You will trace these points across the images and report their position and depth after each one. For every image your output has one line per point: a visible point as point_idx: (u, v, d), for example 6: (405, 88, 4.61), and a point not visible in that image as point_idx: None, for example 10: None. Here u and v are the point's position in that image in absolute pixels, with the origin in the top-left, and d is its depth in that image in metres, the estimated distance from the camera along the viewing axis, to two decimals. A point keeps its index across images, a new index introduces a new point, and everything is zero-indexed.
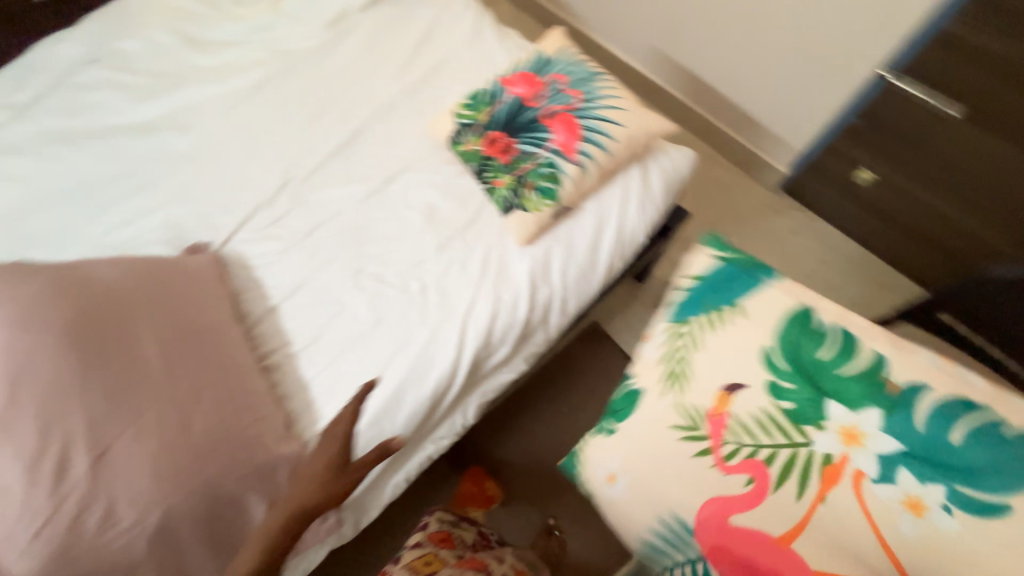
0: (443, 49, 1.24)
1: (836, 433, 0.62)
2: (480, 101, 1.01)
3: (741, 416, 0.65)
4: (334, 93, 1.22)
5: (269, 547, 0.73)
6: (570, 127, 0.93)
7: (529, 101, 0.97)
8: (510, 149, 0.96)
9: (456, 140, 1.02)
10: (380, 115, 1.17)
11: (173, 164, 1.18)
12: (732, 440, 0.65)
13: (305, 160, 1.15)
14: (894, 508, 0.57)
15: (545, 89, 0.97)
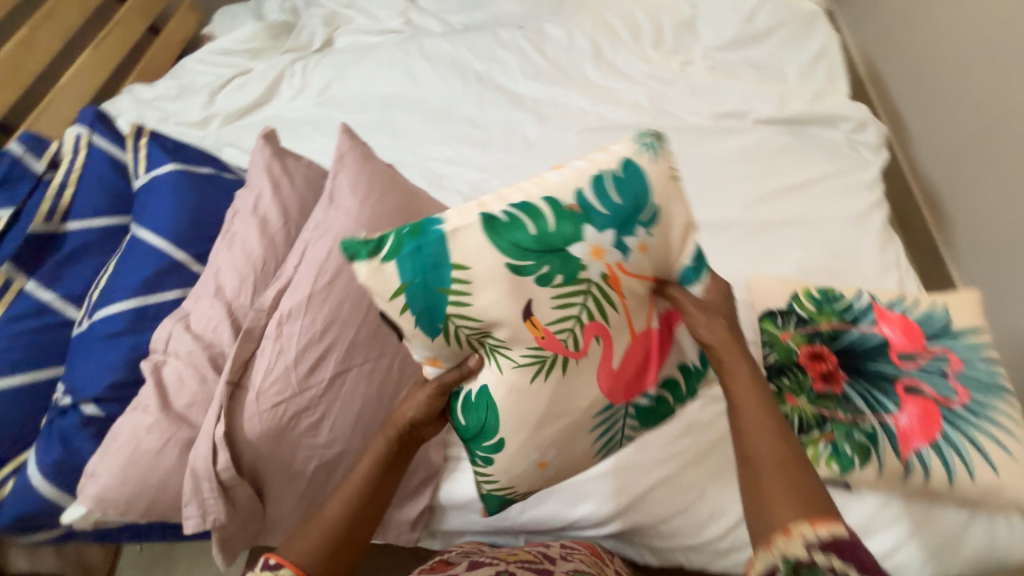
0: (815, 210, 1.08)
1: (586, 248, 0.61)
2: (834, 309, 0.85)
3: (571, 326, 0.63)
4: (680, 176, 1.17)
5: (356, 496, 0.62)
6: (929, 423, 0.74)
7: (898, 354, 0.79)
8: (833, 382, 0.79)
9: (774, 322, 0.86)
10: (708, 226, 1.09)
11: (517, 146, 1.27)
12: (557, 329, 0.62)
13: None
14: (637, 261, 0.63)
15: (927, 360, 0.78)
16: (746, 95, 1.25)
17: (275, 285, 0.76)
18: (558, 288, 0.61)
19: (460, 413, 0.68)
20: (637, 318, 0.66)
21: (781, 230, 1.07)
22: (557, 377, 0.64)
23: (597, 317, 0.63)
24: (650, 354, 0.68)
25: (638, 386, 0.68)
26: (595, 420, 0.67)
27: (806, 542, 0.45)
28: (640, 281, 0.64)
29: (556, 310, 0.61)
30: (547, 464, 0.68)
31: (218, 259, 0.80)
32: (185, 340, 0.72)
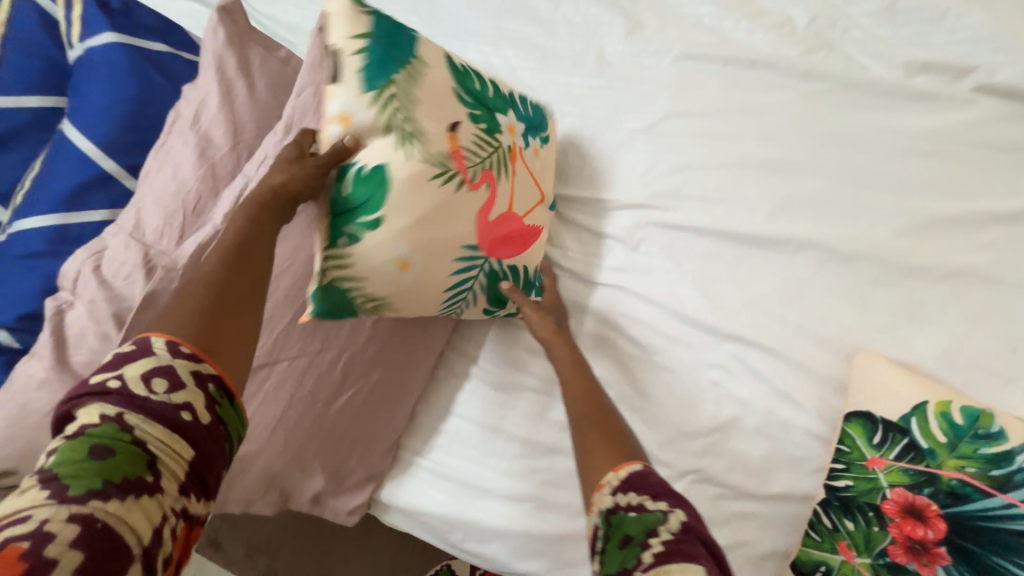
0: (1017, 265, 0.68)
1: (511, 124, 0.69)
2: (979, 453, 0.54)
3: (482, 158, 0.64)
4: (812, 159, 0.77)
5: (231, 255, 0.50)
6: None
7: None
8: (919, 560, 0.54)
9: (866, 436, 0.59)
10: (827, 248, 0.73)
11: (586, 64, 0.90)
12: (467, 150, 0.63)
13: (690, 204, 0.79)
14: (530, 159, 0.71)
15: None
16: (979, 41, 0.75)
17: (197, 235, 0.59)
18: (480, 133, 0.65)
19: (349, 180, 0.58)
20: (521, 201, 0.70)
21: (941, 284, 0.69)
22: (449, 190, 0.62)
23: (496, 170, 0.66)
24: (522, 232, 0.71)
25: (500, 251, 0.69)
26: (461, 253, 0.65)
27: (613, 492, 0.50)
28: (529, 181, 0.71)
29: (475, 143, 0.64)
30: (411, 265, 0.62)
31: (147, 184, 0.64)
32: (91, 286, 0.59)
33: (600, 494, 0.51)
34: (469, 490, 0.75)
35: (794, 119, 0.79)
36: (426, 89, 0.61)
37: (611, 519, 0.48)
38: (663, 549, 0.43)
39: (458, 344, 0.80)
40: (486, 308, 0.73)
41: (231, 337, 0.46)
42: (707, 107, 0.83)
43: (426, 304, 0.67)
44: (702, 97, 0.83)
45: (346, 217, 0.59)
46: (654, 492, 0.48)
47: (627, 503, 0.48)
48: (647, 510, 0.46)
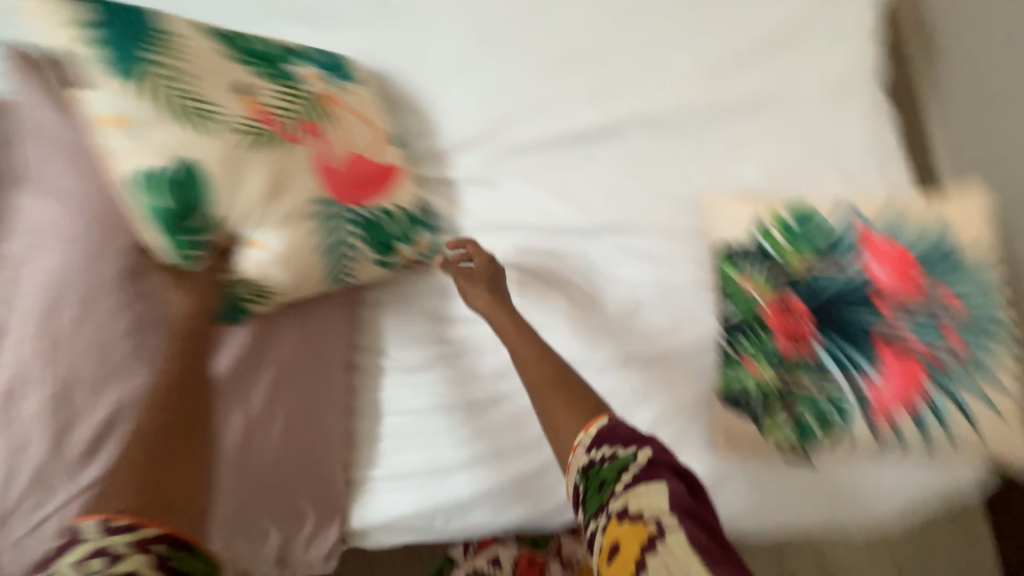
0: (790, 81, 0.79)
1: (304, 74, 0.68)
2: (808, 243, 0.69)
3: (290, 112, 0.65)
4: (612, 43, 0.80)
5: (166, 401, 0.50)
6: (905, 380, 0.64)
7: (884, 299, 0.66)
8: (802, 343, 0.67)
9: (734, 267, 0.70)
10: (651, 121, 0.78)
11: (372, 13, 0.83)
12: (271, 112, 0.63)
13: (526, 122, 0.80)
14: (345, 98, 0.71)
15: (919, 301, 0.66)
16: None
17: None
18: (279, 90, 0.65)
19: (154, 189, 0.55)
20: (356, 141, 0.69)
21: (747, 117, 0.79)
22: (272, 152, 0.62)
23: (317, 120, 0.66)
24: (378, 172, 0.70)
25: (364, 196, 0.69)
26: (315, 212, 0.64)
27: (588, 450, 0.50)
28: (356, 120, 0.71)
29: (277, 101, 0.64)
30: (265, 241, 0.62)
31: None
32: None
33: (576, 450, 0.51)
34: (431, 474, 0.73)
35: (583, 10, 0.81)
36: (192, 59, 0.60)
37: (588, 472, 0.49)
38: (633, 480, 0.46)
39: (361, 346, 0.76)
40: (377, 260, 0.71)
41: (178, 474, 0.46)
42: (504, 23, 0.81)
43: (313, 276, 0.66)
44: (495, 15, 0.82)
45: (181, 221, 0.57)
46: (622, 438, 0.49)
47: (602, 457, 0.49)
48: (618, 457, 0.48)
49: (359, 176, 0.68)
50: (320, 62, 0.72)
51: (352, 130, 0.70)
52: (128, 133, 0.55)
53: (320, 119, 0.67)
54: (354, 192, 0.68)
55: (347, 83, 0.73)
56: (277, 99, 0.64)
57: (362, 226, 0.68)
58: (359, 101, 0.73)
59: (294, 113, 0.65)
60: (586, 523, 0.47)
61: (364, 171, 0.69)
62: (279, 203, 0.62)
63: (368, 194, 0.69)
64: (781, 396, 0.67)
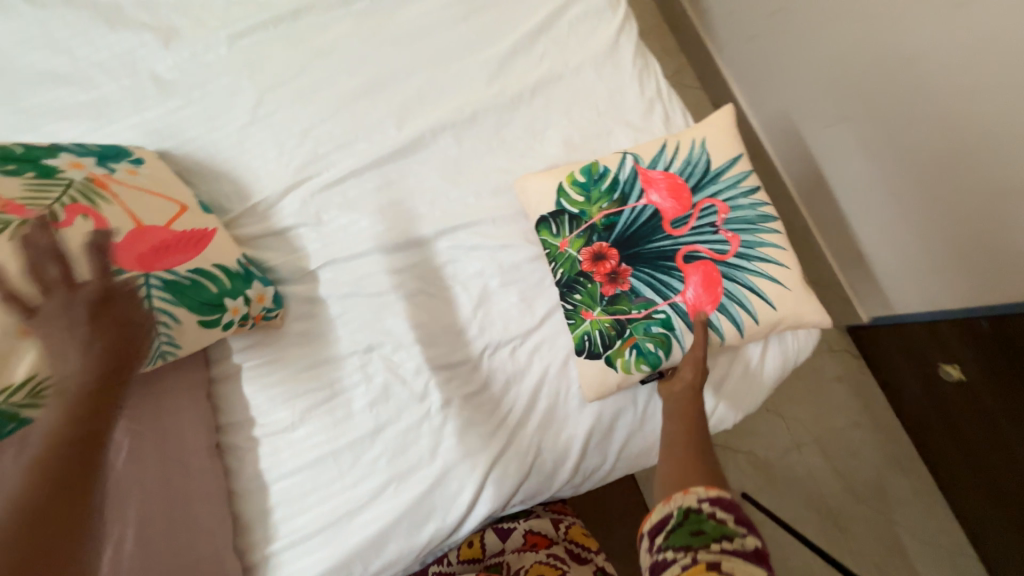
0: (563, 59, 0.88)
1: (73, 165, 0.65)
2: (601, 192, 0.76)
3: (51, 200, 0.60)
4: (396, 63, 0.85)
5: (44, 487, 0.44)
6: (709, 286, 0.72)
7: (671, 223, 0.74)
8: (619, 281, 0.73)
9: (551, 232, 0.76)
10: (452, 124, 0.83)
11: (150, 94, 0.81)
12: (26, 202, 0.59)
13: (336, 157, 0.82)
14: (133, 177, 0.68)
15: (698, 215, 0.74)
16: None
17: None
18: (32, 180, 0.61)
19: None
20: (145, 212, 0.66)
21: (537, 99, 0.86)
22: (27, 238, 0.57)
23: (86, 200, 0.62)
24: (177, 237, 0.66)
25: (165, 260, 0.64)
26: None
27: (700, 499, 0.51)
28: (145, 193, 0.67)
29: (34, 191, 0.60)
30: None
31: None
32: None
33: (689, 494, 0.52)
34: (334, 526, 0.70)
35: (360, 41, 0.85)
36: None
37: (688, 514, 0.50)
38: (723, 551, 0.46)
39: (226, 424, 0.73)
40: (200, 321, 0.66)
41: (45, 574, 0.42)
42: (288, 70, 0.83)
43: None
44: (278, 64, 0.83)
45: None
46: (737, 515, 0.49)
47: (711, 514, 0.50)
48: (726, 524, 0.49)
49: (150, 244, 0.64)
50: (95, 152, 0.69)
51: (139, 204, 0.66)
52: None
53: (92, 199, 0.63)
54: (148, 259, 0.63)
55: (131, 164, 0.70)
56: (34, 189, 0.60)
57: (172, 294, 0.64)
58: (150, 178, 0.70)
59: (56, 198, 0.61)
60: (665, 546, 0.49)
61: (154, 238, 0.64)
62: None
63: (163, 259, 0.64)
64: (617, 333, 0.72)
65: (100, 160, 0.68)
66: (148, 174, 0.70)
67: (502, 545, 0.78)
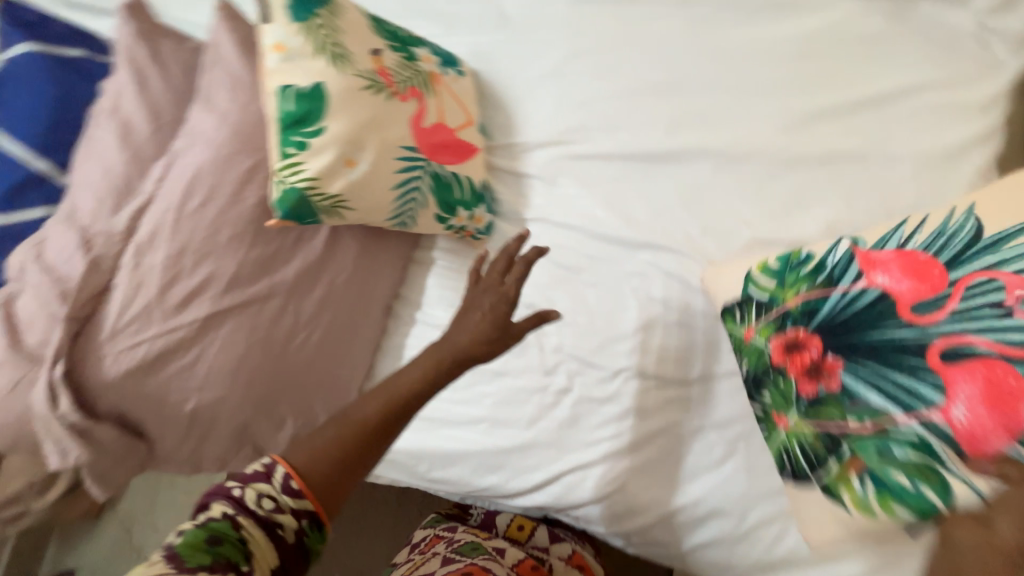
0: (881, 142, 0.76)
1: (425, 58, 0.76)
2: (799, 276, 0.65)
3: (408, 77, 0.71)
4: (698, 76, 0.84)
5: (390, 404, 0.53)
6: (1005, 403, 0.49)
7: (911, 310, 0.56)
8: (824, 379, 0.60)
9: (733, 320, 0.69)
10: (719, 154, 0.80)
11: (490, 23, 0.95)
12: (394, 71, 0.69)
13: (596, 135, 0.86)
14: (452, 84, 0.80)
15: (960, 295, 0.54)
16: None
17: (134, 203, 0.63)
18: (401, 59, 0.71)
19: (285, 96, 0.60)
20: (450, 116, 0.76)
21: (822, 168, 0.77)
22: (382, 99, 0.66)
23: (425, 90, 0.73)
24: (459, 143, 0.76)
25: (441, 156, 0.73)
26: (405, 156, 0.68)
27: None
28: (454, 102, 0.78)
29: (402, 65, 0.71)
30: (360, 163, 0.63)
31: (78, 175, 0.68)
32: (35, 271, 0.64)
33: None
34: (431, 422, 0.80)
35: (677, 43, 0.86)
36: (345, 18, 0.67)
37: None
38: None
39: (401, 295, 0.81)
40: (438, 215, 0.75)
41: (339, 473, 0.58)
42: (601, 44, 0.89)
43: (383, 208, 0.68)
44: (597, 36, 0.90)
45: (293, 126, 0.60)
46: None
47: None
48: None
49: (442, 140, 0.74)
50: (438, 53, 0.81)
51: (448, 108, 0.77)
52: (283, 57, 0.61)
53: (428, 90, 0.74)
54: (435, 150, 0.73)
55: (455, 74, 0.81)
56: (400, 64, 0.71)
57: (433, 183, 0.72)
58: (460, 91, 0.80)
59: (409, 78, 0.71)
60: None
61: (447, 137, 0.74)
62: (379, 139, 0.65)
63: (445, 156, 0.74)
64: (828, 451, 0.60)
65: (440, 62, 0.79)
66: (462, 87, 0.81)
67: (549, 544, 0.79)
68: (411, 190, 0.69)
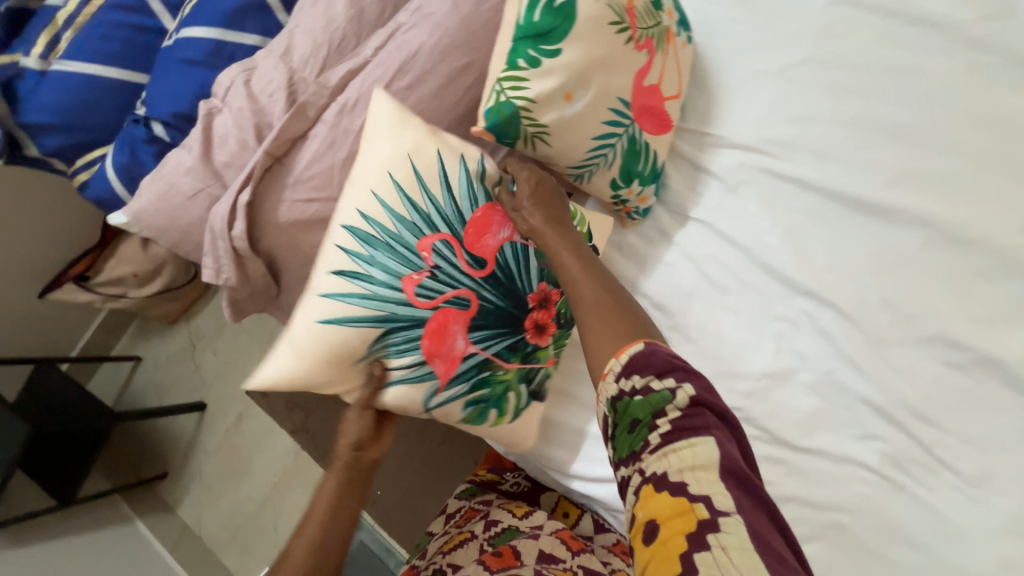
0: None
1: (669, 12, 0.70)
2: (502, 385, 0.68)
3: (650, 26, 0.65)
4: (949, 133, 0.72)
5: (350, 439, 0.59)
6: (478, 228, 0.63)
7: (446, 306, 0.62)
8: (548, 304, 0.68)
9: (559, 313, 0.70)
10: (937, 228, 0.70)
11: None
12: (639, 16, 0.63)
13: (802, 157, 0.77)
14: (680, 51, 0.73)
15: (448, 295, 0.62)
16: None
17: (348, 63, 0.63)
18: (650, 5, 0.65)
19: (538, 8, 0.56)
20: (667, 84, 0.70)
21: None
22: (620, 42, 0.61)
23: (658, 46, 0.67)
24: (663, 113, 0.70)
25: (644, 121, 0.68)
26: (614, 112, 0.63)
27: (617, 379, 0.49)
28: (676, 70, 0.72)
29: (648, 12, 0.65)
30: (575, 102, 0.60)
31: (301, 16, 0.68)
32: (239, 95, 0.66)
33: (606, 381, 0.50)
34: None
35: (941, 87, 0.73)
36: None
37: (618, 408, 0.49)
38: (671, 428, 0.45)
39: None
40: (614, 181, 0.70)
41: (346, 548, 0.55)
42: (847, 59, 0.78)
43: (574, 154, 0.64)
44: (846, 48, 0.78)
45: (535, 40, 0.56)
46: (656, 369, 0.48)
47: (635, 389, 0.48)
48: (652, 391, 0.47)
49: (652, 106, 0.68)
50: (678, 11, 0.73)
51: (670, 72, 0.70)
52: None
53: (660, 47, 0.67)
54: (642, 115, 0.67)
55: (685, 40, 0.74)
56: (647, 10, 0.65)
57: (625, 148, 0.67)
58: (683, 60, 0.74)
59: (651, 26, 0.65)
60: (618, 461, 0.48)
61: (657, 105, 0.69)
62: (598, 83, 0.61)
63: (648, 125, 0.69)
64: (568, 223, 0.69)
65: (678, 21, 0.72)
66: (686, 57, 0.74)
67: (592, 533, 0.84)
68: (604, 146, 0.65)
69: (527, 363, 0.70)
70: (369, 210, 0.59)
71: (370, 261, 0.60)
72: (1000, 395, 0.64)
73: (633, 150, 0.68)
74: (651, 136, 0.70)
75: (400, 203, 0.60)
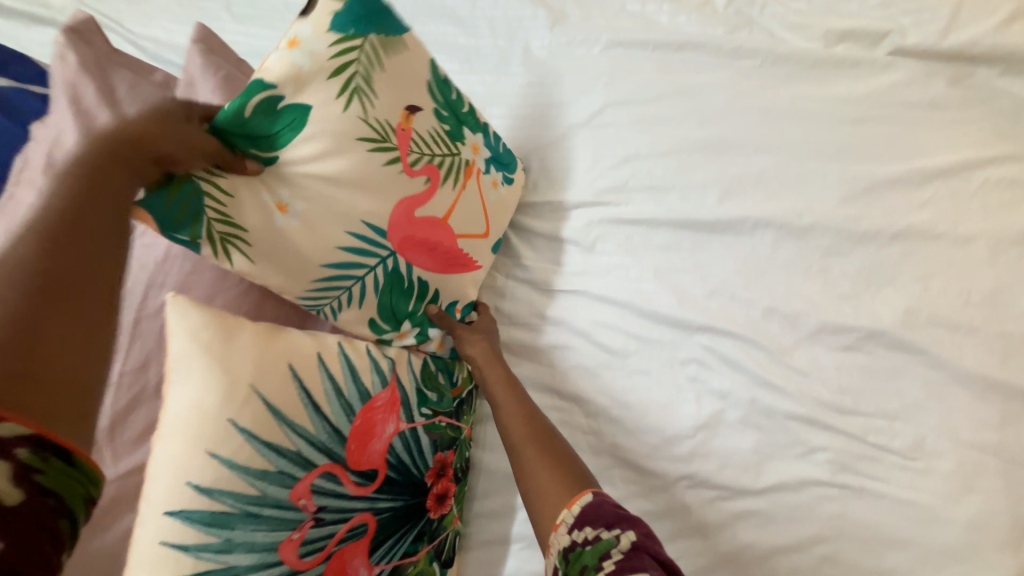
0: (954, 217, 0.69)
1: (469, 147, 0.66)
2: None
3: (426, 151, 0.61)
4: (751, 134, 0.76)
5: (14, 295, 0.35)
6: (361, 440, 0.50)
7: (339, 541, 0.48)
8: (442, 475, 0.57)
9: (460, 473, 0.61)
10: (781, 224, 0.72)
11: (514, 61, 0.85)
12: (415, 143, 0.60)
13: (640, 195, 0.76)
14: (489, 188, 0.69)
15: (339, 534, 0.48)
16: (876, 8, 0.78)
17: None
18: (439, 131, 0.63)
19: (255, 103, 0.52)
20: (465, 219, 0.65)
21: (893, 244, 0.70)
22: (378, 159, 0.57)
23: (447, 174, 0.63)
24: (452, 250, 0.65)
25: (414, 252, 0.61)
26: (367, 228, 0.58)
27: (569, 529, 0.52)
28: (480, 208, 0.67)
29: (430, 139, 0.62)
30: (290, 215, 0.54)
31: None
32: None
33: (558, 529, 0.52)
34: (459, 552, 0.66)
35: (727, 96, 0.78)
36: (395, 68, 0.59)
37: (568, 556, 0.50)
38: (618, 571, 0.46)
39: None
40: (374, 320, 0.61)
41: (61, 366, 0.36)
42: (641, 92, 0.80)
43: (305, 268, 0.55)
44: (634, 84, 0.80)
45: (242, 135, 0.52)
46: (607, 518, 0.50)
47: (584, 539, 0.50)
48: (602, 538, 0.49)
49: (430, 235, 0.62)
50: (495, 149, 0.70)
51: (471, 205, 0.66)
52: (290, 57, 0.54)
53: (449, 175, 0.63)
54: (408, 241, 0.61)
55: (503, 181, 0.71)
56: (430, 136, 0.62)
57: (375, 283, 0.59)
58: (496, 204, 0.70)
59: (430, 154, 0.62)
60: None
61: (440, 231, 0.63)
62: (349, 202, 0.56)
63: (413, 251, 0.61)
64: (443, 379, 0.59)
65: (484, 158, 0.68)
66: (501, 189, 0.70)
67: None
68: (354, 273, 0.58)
69: (436, 540, 0.56)
70: (215, 476, 0.44)
71: (229, 543, 0.44)
72: (897, 360, 0.66)
73: (389, 286, 0.60)
74: (427, 267, 0.63)
75: (253, 457, 0.45)
